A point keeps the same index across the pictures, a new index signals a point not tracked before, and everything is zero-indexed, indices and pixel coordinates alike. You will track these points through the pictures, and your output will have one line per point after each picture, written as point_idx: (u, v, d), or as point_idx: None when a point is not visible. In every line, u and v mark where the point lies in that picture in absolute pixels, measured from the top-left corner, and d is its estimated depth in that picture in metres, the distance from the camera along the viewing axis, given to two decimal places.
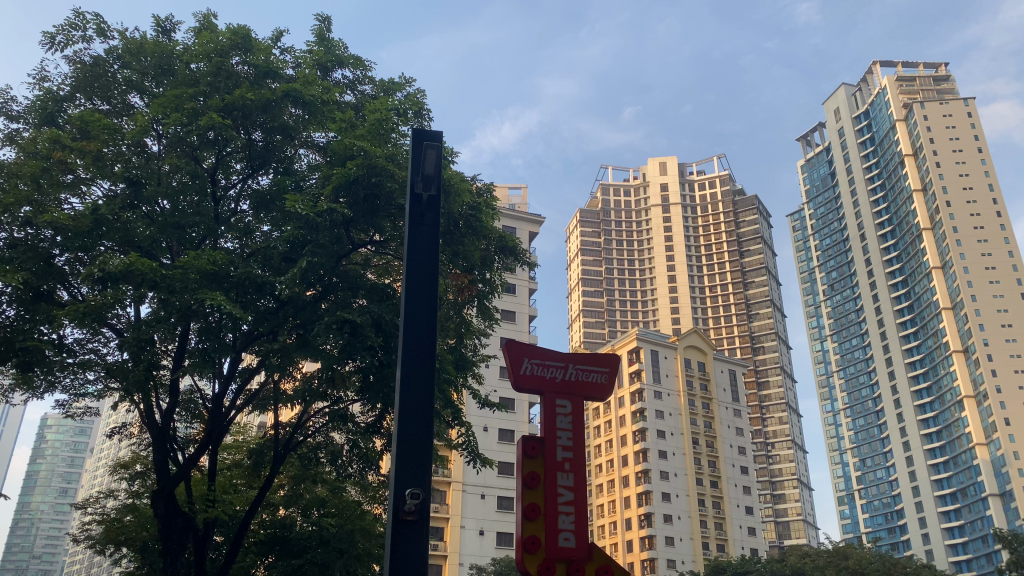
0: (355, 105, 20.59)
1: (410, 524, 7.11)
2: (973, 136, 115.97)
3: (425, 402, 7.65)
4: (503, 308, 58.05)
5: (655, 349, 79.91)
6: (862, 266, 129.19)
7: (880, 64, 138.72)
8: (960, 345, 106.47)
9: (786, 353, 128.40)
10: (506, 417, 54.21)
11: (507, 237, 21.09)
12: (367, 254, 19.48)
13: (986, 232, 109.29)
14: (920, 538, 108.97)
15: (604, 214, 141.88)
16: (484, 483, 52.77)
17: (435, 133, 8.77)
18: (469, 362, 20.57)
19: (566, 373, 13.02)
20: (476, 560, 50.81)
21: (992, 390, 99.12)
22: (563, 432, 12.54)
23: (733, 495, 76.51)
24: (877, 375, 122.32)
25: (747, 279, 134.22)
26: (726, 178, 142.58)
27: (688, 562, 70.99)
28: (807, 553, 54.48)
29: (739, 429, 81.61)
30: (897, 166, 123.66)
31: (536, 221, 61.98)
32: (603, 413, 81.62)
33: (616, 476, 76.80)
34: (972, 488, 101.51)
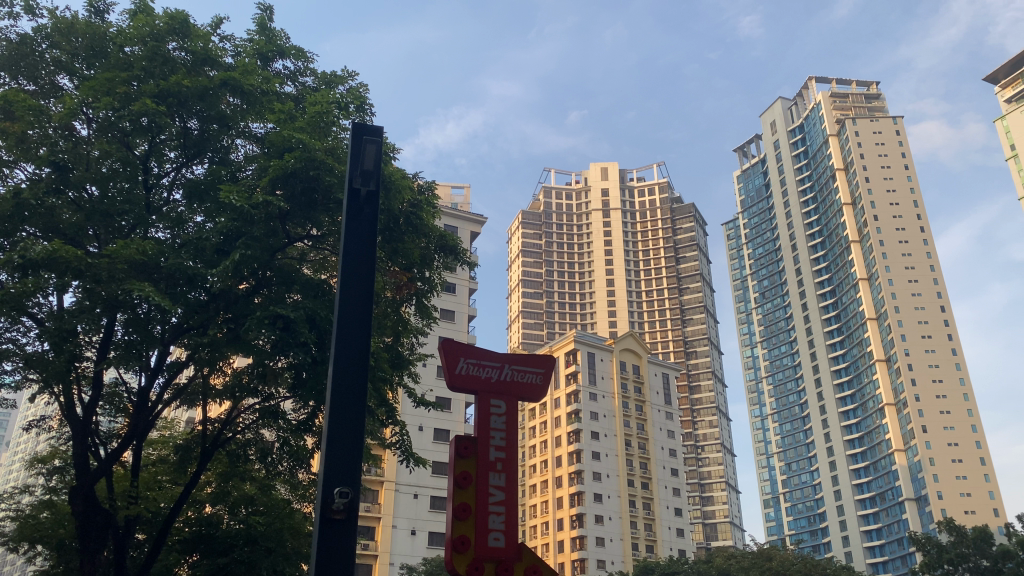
0: (295, 97, 20.29)
1: (338, 523, 7.10)
2: (900, 154, 120.49)
3: (356, 401, 7.61)
4: (442, 308, 57.90)
5: (592, 352, 80.78)
6: (793, 276, 132.78)
7: (815, 80, 142.97)
8: (883, 354, 110.32)
9: (717, 358, 131.17)
10: (442, 416, 54.13)
11: (447, 235, 20.89)
12: (303, 249, 19.11)
13: (910, 246, 113.60)
14: (841, 540, 112.55)
15: (545, 217, 142.67)
16: (417, 483, 52.58)
17: (375, 128, 8.74)
18: (405, 361, 20.43)
19: (501, 374, 13.06)
20: (407, 560, 50.35)
21: (911, 398, 102.83)
22: (496, 432, 12.54)
23: (663, 497, 77.71)
24: (805, 382, 126.03)
25: (683, 284, 136.72)
26: (665, 185, 144.90)
27: (618, 563, 71.91)
28: (732, 555, 55.69)
29: (671, 431, 82.91)
30: (828, 180, 127.49)
31: (477, 221, 62.05)
32: (539, 414, 81.98)
33: (549, 476, 77.26)
34: (890, 493, 105.43)
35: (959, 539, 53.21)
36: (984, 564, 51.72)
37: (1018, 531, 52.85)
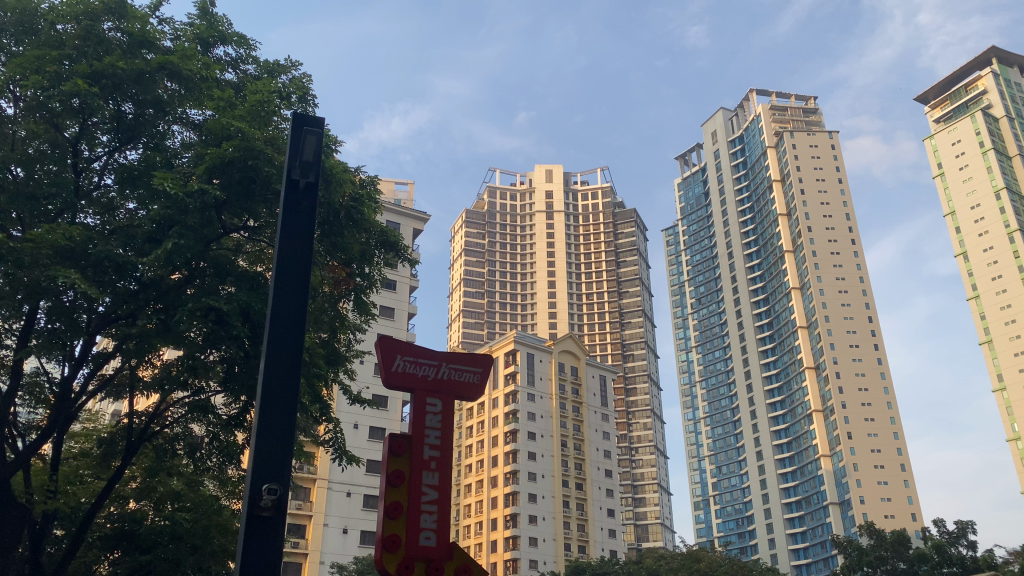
0: (235, 85, 19.85)
1: (264, 520, 7.00)
2: (835, 167, 124.08)
3: (288, 398, 7.47)
4: (381, 304, 57.34)
5: (531, 353, 81.21)
6: (728, 284, 135.66)
7: (756, 92, 146.39)
8: (812, 362, 113.45)
9: (654, 362, 133.23)
10: (378, 414, 53.64)
11: (389, 231, 20.69)
12: (239, 240, 18.69)
13: (841, 257, 117.14)
14: (767, 542, 115.32)
15: (489, 216, 142.43)
16: (351, 481, 51.94)
17: (316, 119, 8.60)
18: (342, 358, 20.17)
19: (438, 372, 12.99)
20: (338, 559, 49.84)
21: (838, 406, 106.02)
22: (432, 430, 12.49)
23: (596, 498, 78.53)
24: (737, 387, 128.79)
25: (623, 288, 138.46)
26: (608, 190, 146.51)
27: (550, 563, 72.34)
28: (662, 556, 56.57)
29: (606, 433, 83.76)
30: (765, 191, 130.63)
31: (420, 218, 61.73)
32: (476, 414, 81.92)
33: (484, 476, 77.22)
34: (815, 497, 108.53)
35: (879, 542, 55.17)
36: (900, 567, 53.68)
37: (934, 534, 55.08)
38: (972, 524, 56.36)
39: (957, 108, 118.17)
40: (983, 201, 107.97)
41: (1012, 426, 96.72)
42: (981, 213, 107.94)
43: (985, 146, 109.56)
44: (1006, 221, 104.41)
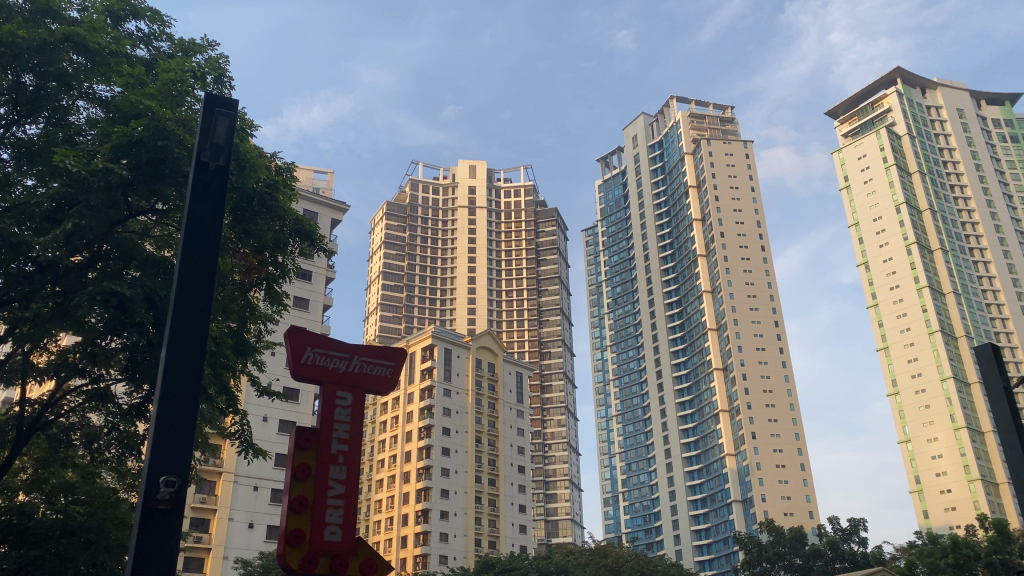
0: (147, 62, 19.09)
1: (161, 513, 6.80)
2: (749, 176, 128.12)
3: (191, 384, 7.26)
4: (295, 295, 56.25)
5: (448, 348, 81.01)
6: (644, 286, 138.56)
7: (676, 99, 149.81)
8: (720, 363, 116.87)
9: (570, 360, 135.64)
10: (289, 408, 52.61)
11: (304, 220, 20.22)
12: (146, 223, 17.99)
13: (751, 263, 121.00)
14: (672, 538, 118.27)
15: (411, 210, 140.81)
16: (258, 475, 50.87)
17: (229, 101, 8.40)
18: (251, 348, 19.63)
19: (349, 365, 12.84)
20: (242, 554, 48.64)
21: (744, 406, 109.77)
22: (340, 424, 12.31)
23: (508, 494, 79.00)
24: (649, 387, 131.81)
25: (542, 287, 139.91)
26: (530, 188, 147.57)
27: (460, 558, 72.44)
28: (571, 552, 57.32)
29: (520, 429, 84.22)
30: (681, 196, 133.92)
31: (339, 208, 60.72)
32: (390, 409, 81.16)
33: (397, 471, 76.57)
34: (719, 494, 111.94)
35: (777, 539, 57.26)
36: (796, 562, 55.89)
37: (829, 532, 57.73)
38: (863, 521, 59.30)
39: (864, 123, 123.84)
40: (884, 214, 113.26)
41: (903, 429, 101.66)
42: (882, 225, 113.19)
43: (889, 161, 115.04)
44: (906, 233, 109.98)
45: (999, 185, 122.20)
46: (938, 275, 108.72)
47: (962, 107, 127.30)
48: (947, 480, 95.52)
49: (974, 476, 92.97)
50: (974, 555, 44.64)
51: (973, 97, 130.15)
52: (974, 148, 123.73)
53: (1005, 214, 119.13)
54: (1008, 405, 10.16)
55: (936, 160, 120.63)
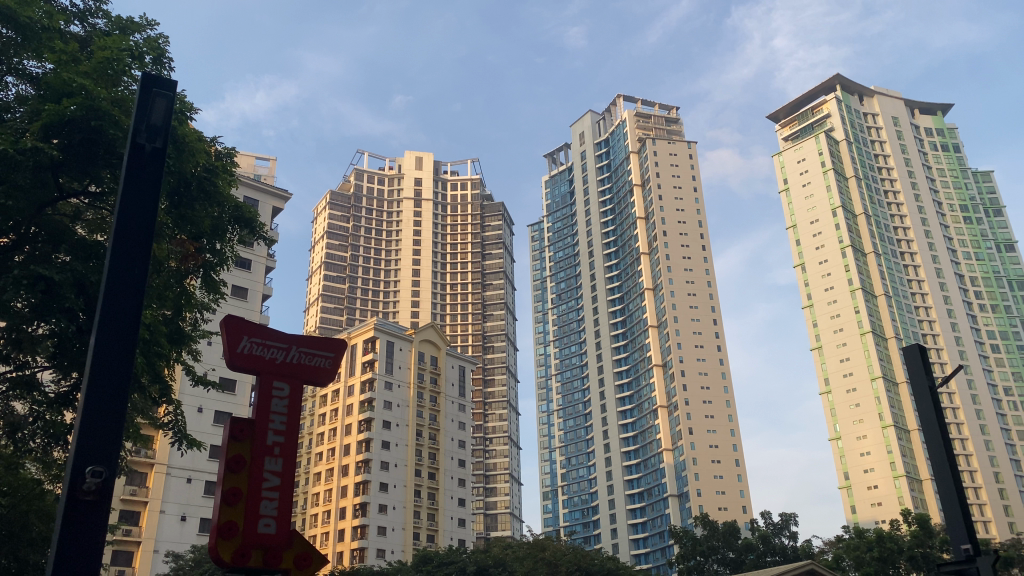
0: (82, 39, 18.50)
1: (87, 504, 6.60)
2: (692, 176, 130.10)
3: (121, 373, 7.06)
4: (233, 284, 55.11)
5: (391, 341, 80.45)
6: (588, 282, 139.85)
7: (623, 98, 151.26)
8: (660, 360, 118.60)
9: (512, 354, 136.01)
10: (225, 399, 51.62)
11: (243, 207, 19.86)
12: (78, 206, 17.41)
13: (692, 261, 122.97)
14: (610, 532, 119.69)
15: (355, 200, 139.14)
16: (192, 467, 49.67)
17: (167, 82, 8.20)
18: (186, 336, 19.15)
19: (288, 355, 12.65)
20: (174, 547, 47.62)
21: (681, 402, 111.74)
22: (277, 416, 12.14)
23: (448, 488, 78.94)
24: (590, 383, 133.17)
25: (487, 281, 139.90)
26: (477, 182, 147.39)
27: (398, 552, 72.19)
28: (509, 545, 57.53)
29: (462, 422, 84.18)
30: (626, 194, 135.37)
31: (280, 196, 59.70)
32: (330, 401, 80.20)
33: (335, 464, 75.69)
34: (656, 489, 113.76)
35: (711, 533, 58.42)
36: (729, 556, 57.20)
37: (760, 526, 59.26)
38: (793, 515, 61.08)
39: (803, 128, 127.05)
40: (821, 217, 116.29)
41: (834, 426, 104.65)
42: (819, 228, 116.27)
43: (826, 166, 118.07)
44: (841, 237, 113.17)
45: (929, 191, 126.59)
46: (870, 278, 112.08)
47: (897, 115, 131.46)
48: (874, 476, 98.77)
49: (899, 472, 96.37)
50: (897, 549, 46.33)
51: (907, 106, 134.55)
52: (907, 155, 128.00)
53: (934, 220, 123.50)
54: (933, 403, 10.59)
55: (871, 166, 124.21)
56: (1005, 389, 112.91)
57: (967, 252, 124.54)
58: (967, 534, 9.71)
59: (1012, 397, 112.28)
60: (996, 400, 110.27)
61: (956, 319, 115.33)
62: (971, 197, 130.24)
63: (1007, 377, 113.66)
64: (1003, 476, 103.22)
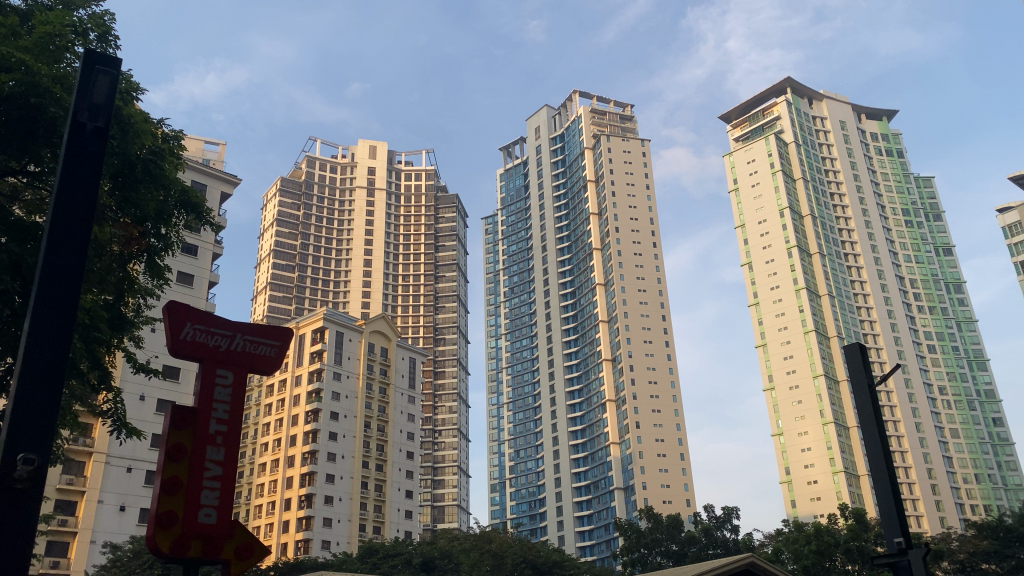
0: (23, 13, 17.87)
1: (15, 494, 6.40)
2: (644, 173, 131.31)
3: (54, 355, 6.86)
4: (179, 270, 53.95)
5: (340, 331, 79.61)
6: (541, 276, 140.52)
7: (579, 94, 151.90)
8: (609, 354, 119.66)
9: (464, 346, 135.90)
10: (169, 387, 50.62)
11: (190, 190, 19.43)
12: (15, 185, 16.85)
13: (643, 258, 124.21)
14: (556, 524, 120.67)
15: (306, 187, 137.20)
16: (132, 456, 48.57)
17: (109, 59, 7.97)
18: (128, 323, 18.67)
19: (232, 343, 12.51)
20: (112, 538, 46.58)
21: (629, 397, 112.91)
22: (220, 404, 11.99)
23: (395, 480, 78.73)
24: (540, 377, 133.85)
25: (439, 272, 139.62)
26: (431, 173, 146.75)
27: (343, 543, 71.88)
28: (456, 537, 57.54)
29: (411, 414, 83.87)
30: (580, 190, 136.13)
31: (230, 181, 58.59)
32: (276, 391, 79.01)
33: (281, 455, 74.66)
34: (603, 482, 114.94)
35: (655, 526, 59.34)
36: (673, 548, 58.14)
37: (703, 519, 60.45)
38: (735, 508, 62.38)
39: (754, 129, 129.35)
40: (769, 217, 118.47)
41: (777, 422, 107.05)
42: (766, 227, 118.47)
43: (775, 167, 120.32)
44: (788, 237, 115.43)
45: (873, 196, 129.90)
46: (815, 278, 114.55)
47: (844, 120, 134.48)
48: (814, 472, 101.35)
49: (838, 468, 98.98)
50: (834, 543, 47.54)
51: (854, 110, 137.84)
52: (853, 159, 131.09)
53: (877, 223, 126.85)
54: (872, 400, 10.90)
55: (819, 169, 126.85)
56: (939, 388, 116.74)
57: (908, 255, 128.16)
58: (899, 528, 10.07)
59: (946, 397, 116.13)
60: (931, 399, 113.90)
61: (896, 320, 118.71)
62: (913, 202, 134.09)
63: (942, 377, 117.55)
64: (936, 472, 106.68)
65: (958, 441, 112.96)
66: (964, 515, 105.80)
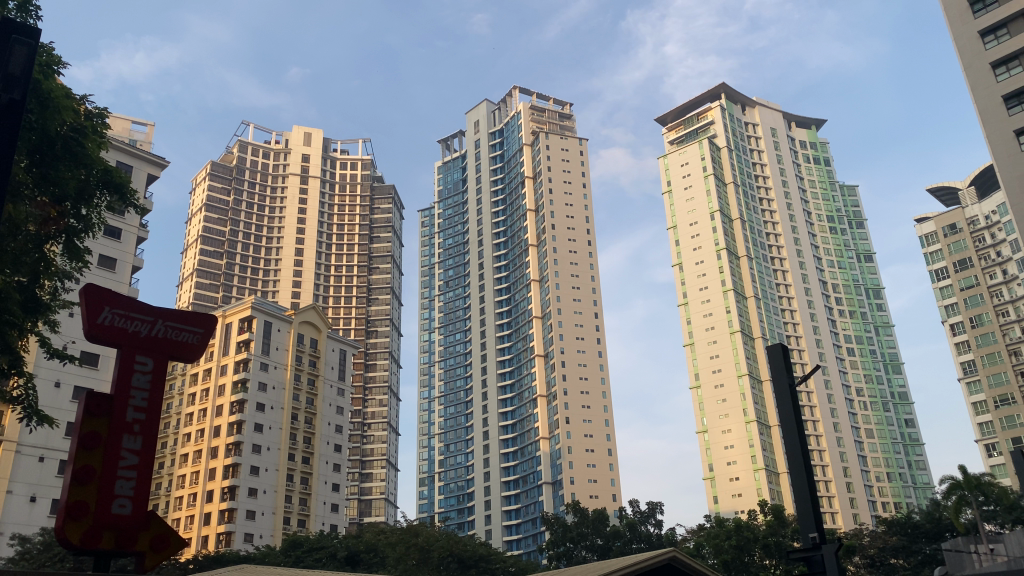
0: None
1: None
2: (581, 172, 132.62)
3: None
4: (100, 253, 52.08)
5: (268, 321, 78.07)
6: (476, 270, 140.48)
7: (519, 90, 152.25)
8: (542, 350, 120.51)
9: (396, 339, 134.95)
10: (87, 373, 48.82)
11: (113, 171, 18.80)
12: None
13: (578, 256, 125.36)
14: (484, 519, 120.95)
15: (237, 172, 133.82)
16: (46, 445, 46.65)
17: (28, 32, 7.91)
18: (43, 306, 17.88)
19: (152, 329, 14.14)
20: (21, 530, 44.89)
21: (560, 393, 113.88)
22: (139, 391, 13.57)
23: (322, 472, 77.78)
24: (472, 372, 133.92)
25: (373, 264, 138.38)
26: (368, 163, 145.22)
27: (266, 537, 70.52)
28: (382, 531, 56.97)
29: (340, 407, 82.91)
30: (517, 185, 136.60)
31: (157, 162, 56.75)
32: (200, 380, 76.83)
33: (203, 446, 72.64)
34: (531, 476, 115.80)
35: (581, 520, 59.92)
36: (598, 542, 58.98)
37: (629, 514, 61.42)
38: (659, 503, 63.79)
39: (689, 132, 131.90)
40: (700, 220, 120.96)
41: (702, 420, 109.53)
42: (697, 229, 120.97)
43: (707, 170, 122.86)
44: (717, 239, 117.97)
45: (801, 202, 133.65)
46: (743, 280, 117.34)
47: (775, 127, 138.10)
48: (736, 468, 104.04)
49: (759, 466, 101.87)
50: (752, 538, 48.97)
51: (785, 118, 141.70)
52: (783, 165, 134.73)
53: (803, 229, 130.69)
54: (793, 401, 11.24)
55: (749, 174, 129.91)
56: (857, 390, 121.12)
57: (831, 260, 132.36)
58: (815, 523, 10.40)
59: (863, 398, 120.60)
60: (848, 400, 118.08)
61: (817, 322, 122.59)
62: (837, 209, 138.60)
63: (860, 379, 121.97)
64: (851, 471, 110.76)
65: (872, 441, 117.50)
66: (876, 512, 110.05)
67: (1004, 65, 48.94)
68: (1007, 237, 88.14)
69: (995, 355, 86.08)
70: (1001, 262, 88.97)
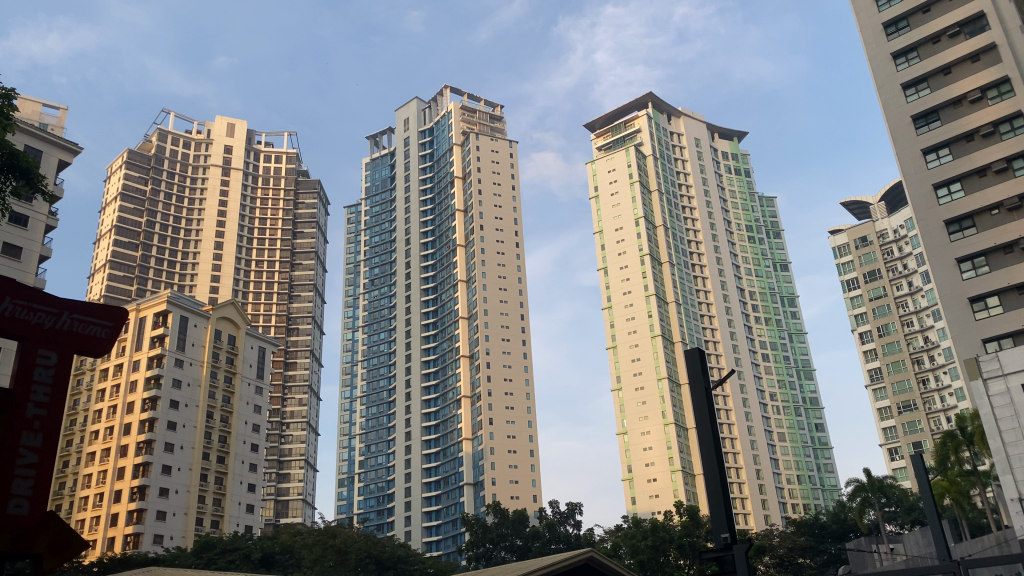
0: None
1: None
2: (510, 174, 133.20)
3: None
4: (5, 241, 49.63)
5: (184, 316, 75.62)
6: (403, 269, 139.30)
7: (449, 89, 151.67)
8: (467, 351, 120.43)
9: (318, 337, 132.96)
10: None
11: (20, 155, 17.93)
12: None
13: (505, 257, 125.83)
14: (403, 520, 119.98)
15: (156, 161, 129.11)
16: None
17: None
18: None
19: (57, 321, 13.58)
20: None
21: (484, 393, 113.82)
22: (41, 387, 13.09)
23: (237, 472, 76.08)
24: (395, 372, 132.76)
25: (296, 259, 136.63)
26: (293, 157, 142.64)
27: (177, 538, 68.36)
28: (298, 532, 56.19)
29: (257, 406, 81.14)
30: (446, 185, 136.20)
31: (69, 148, 54.42)
32: (111, 376, 73.80)
33: (112, 444, 69.83)
34: (452, 477, 115.44)
35: (501, 521, 60.14)
36: (517, 543, 59.50)
37: (548, 515, 61.93)
38: (579, 504, 64.41)
39: (616, 139, 134.52)
40: (625, 225, 122.98)
41: (622, 422, 111.41)
42: (622, 235, 122.93)
43: (633, 177, 125.01)
44: (641, 246, 119.91)
45: (721, 211, 137.10)
46: (664, 285, 119.70)
47: (699, 137, 141.37)
48: (654, 470, 106.08)
49: (676, 467, 104.17)
50: (668, 538, 50.15)
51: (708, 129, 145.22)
52: (705, 175, 138.12)
53: (723, 237, 134.16)
54: (709, 407, 11.51)
55: (673, 183, 132.75)
56: (770, 395, 125.03)
57: (749, 268, 136.10)
58: (727, 524, 10.72)
59: (776, 403, 124.62)
60: (762, 404, 121.78)
61: (735, 328, 125.89)
62: (756, 219, 142.65)
63: (773, 384, 126.03)
64: (763, 472, 114.29)
65: (784, 444, 121.64)
66: (785, 512, 114.04)
67: (914, 86, 51.20)
68: (913, 252, 92.36)
69: (899, 362, 90.44)
70: (907, 275, 93.30)
